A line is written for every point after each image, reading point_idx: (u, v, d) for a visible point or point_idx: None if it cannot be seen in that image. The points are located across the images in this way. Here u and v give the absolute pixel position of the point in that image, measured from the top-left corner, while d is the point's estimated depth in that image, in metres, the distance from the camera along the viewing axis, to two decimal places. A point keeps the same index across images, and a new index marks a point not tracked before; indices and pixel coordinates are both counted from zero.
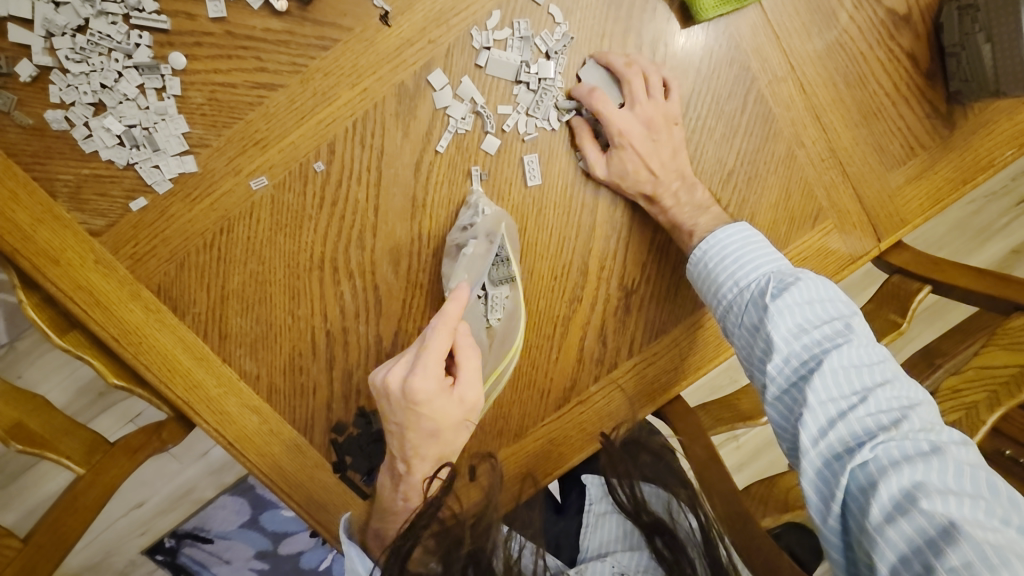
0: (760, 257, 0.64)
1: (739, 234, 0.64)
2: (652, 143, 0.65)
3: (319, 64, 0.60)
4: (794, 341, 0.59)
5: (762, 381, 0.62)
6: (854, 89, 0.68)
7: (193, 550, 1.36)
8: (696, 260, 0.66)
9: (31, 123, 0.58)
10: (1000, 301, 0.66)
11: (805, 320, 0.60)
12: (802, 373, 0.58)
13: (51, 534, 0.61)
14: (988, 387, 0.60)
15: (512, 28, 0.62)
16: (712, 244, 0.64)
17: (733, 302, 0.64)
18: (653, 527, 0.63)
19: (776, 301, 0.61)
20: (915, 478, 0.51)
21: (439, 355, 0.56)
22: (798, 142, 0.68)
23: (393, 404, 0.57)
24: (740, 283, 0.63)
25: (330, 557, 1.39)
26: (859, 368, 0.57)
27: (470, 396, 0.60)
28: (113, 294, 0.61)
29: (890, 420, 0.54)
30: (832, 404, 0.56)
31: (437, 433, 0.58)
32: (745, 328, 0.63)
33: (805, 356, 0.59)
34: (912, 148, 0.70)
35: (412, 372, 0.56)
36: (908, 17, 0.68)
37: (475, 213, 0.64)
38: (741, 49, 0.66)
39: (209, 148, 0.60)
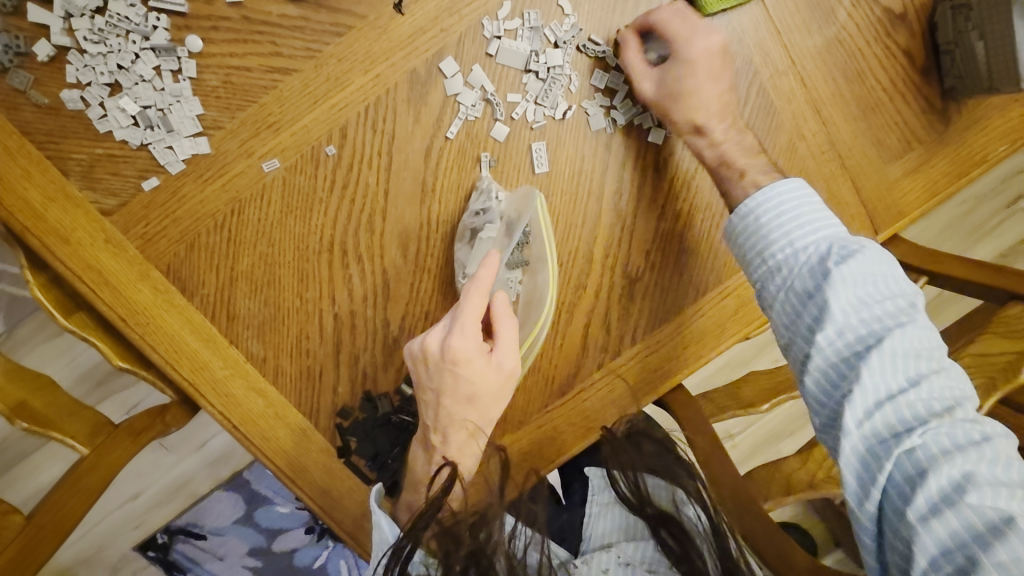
0: (821, 223, 0.63)
1: (797, 194, 0.64)
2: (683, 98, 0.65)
3: (333, 49, 0.61)
4: (855, 312, 0.59)
5: (807, 352, 0.61)
6: (854, 85, 0.70)
7: (185, 546, 1.35)
8: (746, 222, 0.65)
9: (47, 102, 0.58)
10: (995, 290, 0.66)
11: (865, 292, 0.60)
12: (857, 348, 0.58)
13: (54, 514, 0.60)
14: (987, 372, 0.61)
15: (522, 19, 0.63)
16: (766, 203, 0.64)
17: (787, 268, 0.63)
18: (658, 519, 0.65)
19: (839, 268, 0.60)
20: (965, 469, 0.51)
21: (475, 318, 0.58)
22: (799, 134, 0.70)
23: (431, 366, 0.59)
24: (795, 245, 0.63)
25: (325, 554, 1.35)
26: (916, 353, 0.57)
27: (508, 364, 0.60)
28: (122, 274, 0.63)
29: (942, 407, 0.55)
30: (883, 384, 0.57)
31: (474, 398, 0.60)
32: (797, 293, 0.63)
33: (862, 331, 0.59)
34: (909, 142, 0.72)
35: (450, 334, 0.58)
36: (903, 15, 0.70)
37: (489, 197, 0.65)
38: (743, 44, 0.68)
39: (223, 130, 0.61)
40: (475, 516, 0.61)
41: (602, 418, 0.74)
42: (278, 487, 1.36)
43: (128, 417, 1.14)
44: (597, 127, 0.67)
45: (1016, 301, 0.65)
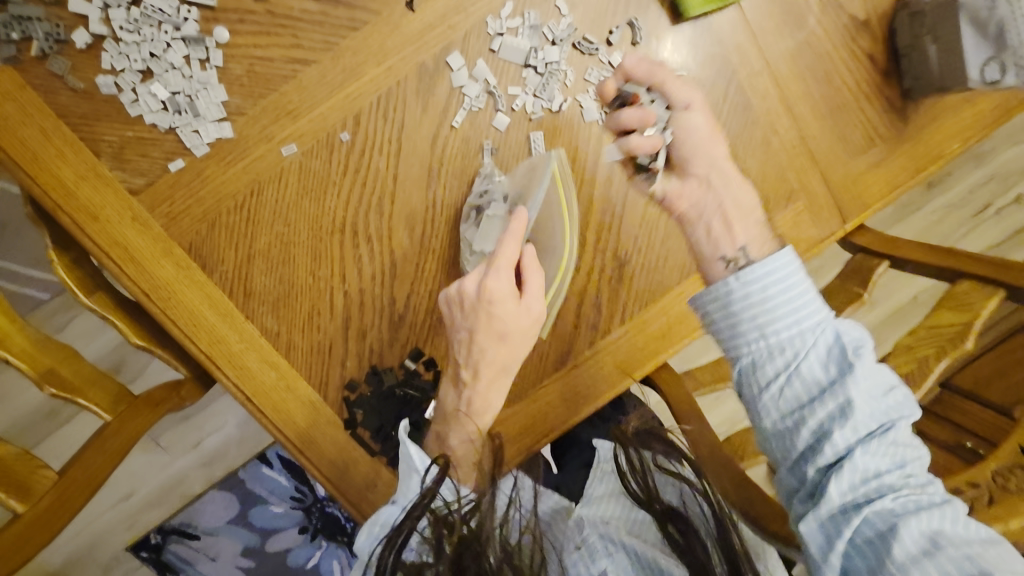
0: (820, 304, 0.59)
1: (788, 269, 0.60)
2: (713, 144, 0.68)
3: (349, 43, 0.66)
4: (869, 404, 0.55)
5: (792, 424, 0.57)
6: (823, 84, 0.77)
7: (179, 546, 1.37)
8: (744, 290, 0.60)
9: (82, 87, 0.63)
10: (947, 271, 0.74)
11: (874, 375, 0.56)
12: (862, 438, 0.55)
13: (81, 472, 0.63)
14: (936, 343, 0.68)
15: (523, 18, 0.69)
16: (749, 277, 0.60)
17: (788, 347, 0.58)
18: (666, 515, 0.68)
19: (855, 362, 0.56)
20: (934, 526, 0.51)
21: (510, 263, 0.64)
22: (773, 129, 0.77)
23: (468, 304, 0.64)
24: (800, 324, 0.58)
25: (318, 555, 1.39)
26: (906, 438, 0.55)
27: (536, 308, 0.66)
28: (146, 250, 0.67)
29: (918, 481, 0.54)
30: (871, 457, 0.54)
31: (506, 334, 0.65)
32: (804, 381, 0.57)
33: (865, 413, 0.54)
34: (873, 138, 0.79)
35: (488, 274, 0.63)
36: (867, 22, 0.77)
37: (489, 179, 0.71)
38: (723, 45, 0.74)
39: (245, 116, 0.66)
40: (470, 505, 0.64)
41: (592, 392, 0.80)
42: (274, 486, 1.38)
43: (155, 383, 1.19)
44: (590, 118, 0.73)
45: (965, 279, 0.71)
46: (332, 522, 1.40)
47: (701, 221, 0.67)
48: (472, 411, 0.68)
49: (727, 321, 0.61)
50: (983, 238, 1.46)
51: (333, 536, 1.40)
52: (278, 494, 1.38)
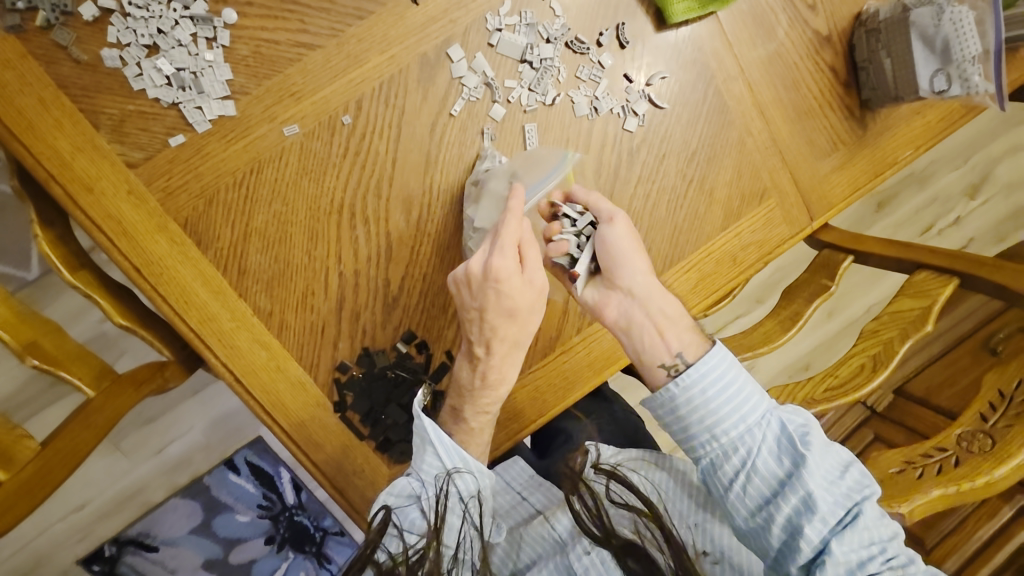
0: (759, 396, 0.65)
1: (730, 363, 0.66)
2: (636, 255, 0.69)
3: (354, 30, 0.69)
4: (828, 494, 0.60)
5: (766, 521, 0.62)
6: (791, 92, 0.83)
7: (135, 558, 1.30)
8: (686, 395, 0.66)
9: (86, 59, 0.64)
10: (907, 261, 0.83)
11: (828, 466, 0.62)
12: (835, 527, 0.60)
13: (68, 441, 0.62)
14: (900, 324, 0.75)
15: (520, 16, 0.73)
16: (698, 375, 0.65)
17: (741, 445, 0.64)
18: (624, 549, 0.67)
19: (805, 451, 0.62)
20: None
21: (515, 242, 0.66)
22: (747, 131, 0.83)
23: (474, 287, 0.66)
24: (747, 421, 0.64)
25: (285, 566, 1.34)
26: (876, 517, 0.60)
27: (538, 280, 0.68)
28: (140, 224, 0.67)
29: (901, 562, 0.59)
30: (849, 549, 0.58)
31: (514, 312, 0.67)
32: (764, 478, 0.63)
33: (830, 504, 0.60)
34: (836, 143, 0.86)
35: (493, 254, 0.65)
36: (829, 37, 0.84)
37: (493, 161, 0.74)
38: (703, 52, 0.80)
39: (249, 96, 0.68)
40: (415, 557, 0.63)
41: (580, 372, 0.83)
42: (241, 494, 1.34)
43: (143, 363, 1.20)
44: (581, 113, 0.77)
45: (924, 269, 0.80)
46: (301, 531, 1.37)
47: (641, 329, 0.68)
48: (488, 382, 0.70)
49: (679, 424, 0.67)
50: None
51: (301, 546, 1.36)
52: (245, 501, 1.34)
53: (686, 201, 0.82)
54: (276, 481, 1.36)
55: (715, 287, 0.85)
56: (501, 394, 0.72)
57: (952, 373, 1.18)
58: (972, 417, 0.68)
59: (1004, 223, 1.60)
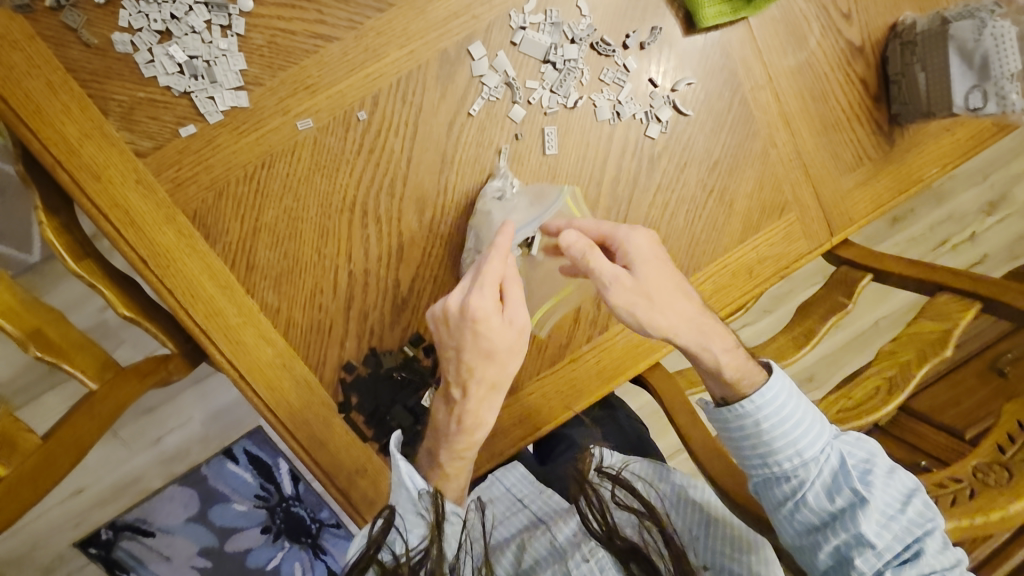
0: (817, 431, 0.69)
1: (794, 399, 0.69)
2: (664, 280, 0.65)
3: (373, 23, 0.66)
4: (880, 528, 0.64)
5: (823, 553, 0.66)
6: (819, 103, 0.81)
7: (131, 543, 1.30)
8: (742, 424, 0.70)
9: (96, 42, 0.62)
10: (928, 283, 0.80)
11: (885, 503, 0.66)
12: (886, 558, 0.64)
13: (72, 432, 0.60)
14: (919, 346, 0.74)
15: (545, 15, 0.71)
16: (762, 408, 0.69)
17: (794, 476, 0.68)
18: (627, 553, 0.69)
19: (858, 488, 0.66)
20: None
21: (496, 280, 0.61)
22: (771, 142, 0.81)
23: (451, 324, 0.62)
24: (802, 454, 0.68)
25: (280, 556, 1.35)
26: (937, 548, 0.63)
27: (520, 319, 0.63)
28: (148, 215, 0.65)
29: None
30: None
31: (493, 354, 0.62)
32: (816, 509, 0.67)
33: (885, 538, 0.64)
34: (861, 158, 0.84)
35: (471, 293, 0.61)
36: (862, 48, 0.81)
37: (505, 182, 0.72)
38: (731, 58, 0.77)
39: (263, 87, 0.65)
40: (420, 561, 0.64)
41: (591, 378, 0.82)
42: (237, 484, 1.34)
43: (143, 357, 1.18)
44: (603, 117, 0.75)
45: (945, 291, 0.78)
46: (296, 522, 1.36)
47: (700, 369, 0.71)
48: (464, 427, 0.66)
49: (737, 450, 0.72)
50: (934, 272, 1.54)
51: (297, 537, 1.36)
52: (241, 492, 1.34)
53: (704, 212, 0.80)
54: (274, 471, 1.35)
55: (729, 301, 0.83)
56: (478, 438, 0.67)
57: (955, 394, 1.15)
58: (990, 447, 0.66)
59: (1018, 241, 1.58)
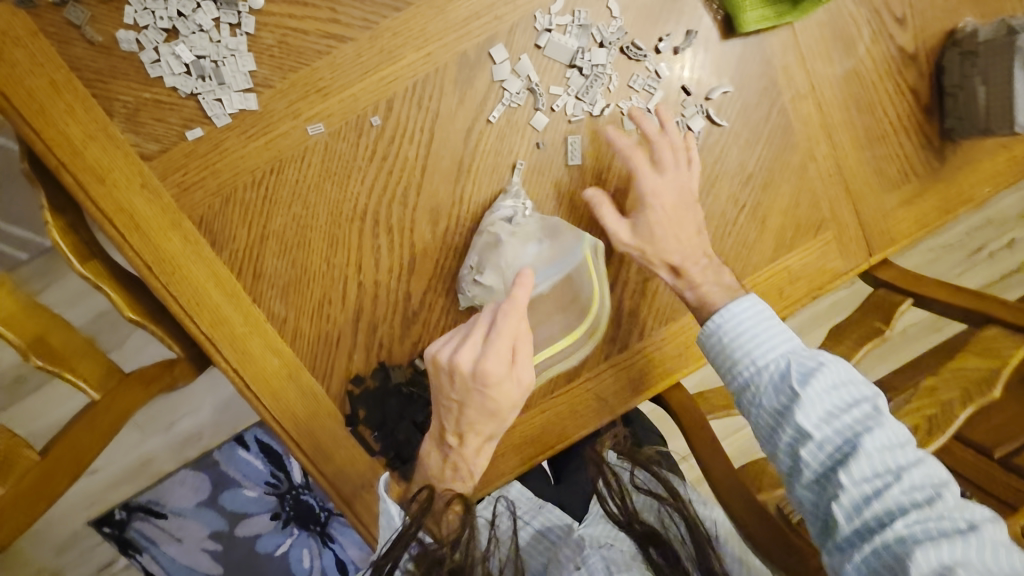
0: (772, 339, 0.67)
1: (753, 311, 0.68)
2: (681, 214, 0.69)
3: (389, 23, 0.63)
4: (825, 426, 0.61)
5: (790, 466, 0.63)
6: (865, 115, 0.76)
7: (144, 524, 1.31)
8: (706, 336, 0.70)
9: (101, 40, 0.59)
10: (975, 314, 0.74)
11: (833, 406, 0.62)
12: (834, 456, 0.60)
13: (67, 450, 0.60)
14: (961, 384, 0.68)
15: (573, 16, 0.67)
16: (725, 319, 0.68)
17: (748, 382, 0.67)
18: (647, 538, 0.68)
19: (801, 386, 0.62)
20: (952, 558, 0.51)
21: (510, 340, 0.59)
22: (811, 156, 0.75)
23: (457, 382, 0.59)
24: (755, 361, 0.66)
25: (289, 542, 1.34)
26: (891, 446, 0.59)
27: (528, 378, 0.62)
28: (153, 220, 0.63)
29: (924, 498, 0.56)
30: (864, 486, 0.57)
31: (496, 413, 0.62)
32: (767, 410, 0.65)
33: (838, 442, 0.60)
34: (907, 174, 0.78)
35: (485, 355, 0.58)
36: (915, 56, 0.75)
37: (515, 204, 0.69)
38: (772, 65, 0.72)
39: (273, 89, 0.62)
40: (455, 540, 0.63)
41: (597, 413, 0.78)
42: (248, 470, 1.33)
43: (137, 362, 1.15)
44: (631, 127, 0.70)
45: (992, 325, 0.72)
46: (306, 510, 1.36)
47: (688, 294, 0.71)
48: (460, 474, 0.66)
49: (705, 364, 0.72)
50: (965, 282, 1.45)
51: (306, 524, 1.35)
52: (252, 478, 1.33)
53: (734, 227, 0.75)
54: (284, 459, 1.35)
55: None
56: (478, 474, 0.67)
57: None
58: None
59: None
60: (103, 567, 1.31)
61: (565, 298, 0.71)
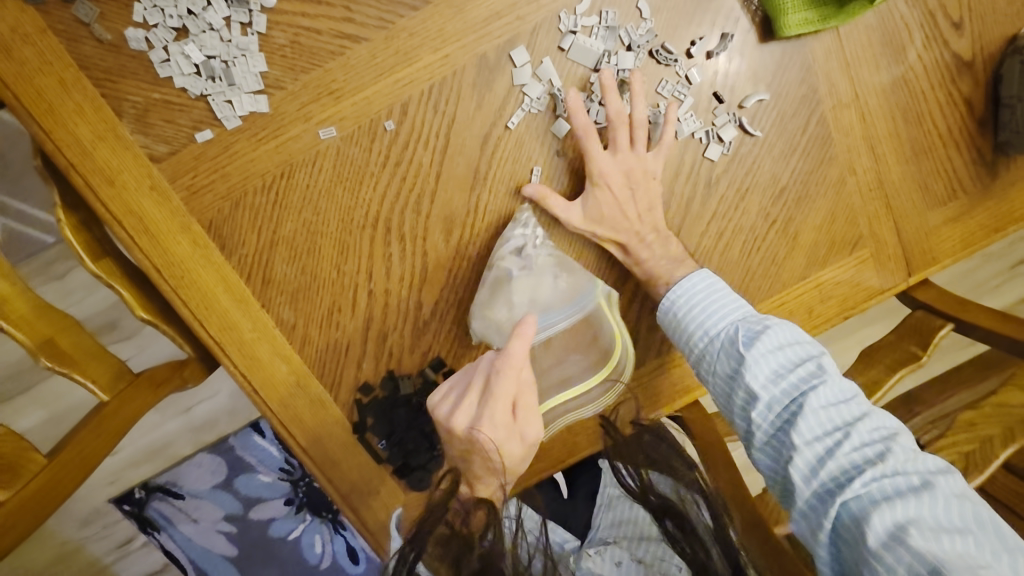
0: (721, 305, 0.65)
1: (703, 282, 0.66)
2: (628, 191, 0.66)
3: (406, 23, 0.60)
4: (772, 386, 0.61)
5: (745, 429, 0.63)
6: (911, 126, 0.70)
7: (161, 504, 1.33)
8: (664, 314, 0.68)
9: (110, 39, 0.57)
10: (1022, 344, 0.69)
11: (780, 364, 0.61)
12: (783, 417, 0.60)
13: (77, 452, 0.60)
14: (1003, 422, 0.64)
15: (600, 17, 0.63)
16: (679, 294, 0.66)
17: (700, 350, 0.66)
18: (662, 510, 0.62)
19: (748, 349, 0.62)
20: (908, 515, 0.52)
21: (508, 398, 0.56)
22: (850, 169, 0.71)
23: (455, 441, 0.58)
24: (708, 331, 0.65)
25: (301, 528, 1.34)
26: (836, 403, 0.59)
27: (531, 433, 0.58)
28: (163, 223, 0.61)
29: (875, 453, 0.56)
30: (818, 445, 0.57)
31: (500, 472, 0.59)
32: (720, 375, 0.64)
33: (785, 401, 0.60)
34: (955, 191, 0.73)
35: (480, 420, 0.56)
36: (971, 63, 0.70)
37: (525, 237, 0.66)
38: (813, 72, 0.68)
39: (284, 91, 0.60)
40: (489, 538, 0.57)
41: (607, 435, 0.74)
42: (263, 456, 1.34)
43: (141, 367, 1.16)
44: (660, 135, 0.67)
45: None
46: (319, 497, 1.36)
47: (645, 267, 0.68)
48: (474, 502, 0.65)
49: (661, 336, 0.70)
50: (1004, 298, 1.31)
51: (318, 511, 1.35)
52: (267, 464, 1.33)
53: (764, 244, 0.71)
54: None
55: None
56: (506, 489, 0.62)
57: None
58: None
59: None
60: (122, 543, 1.33)
61: (584, 338, 0.67)
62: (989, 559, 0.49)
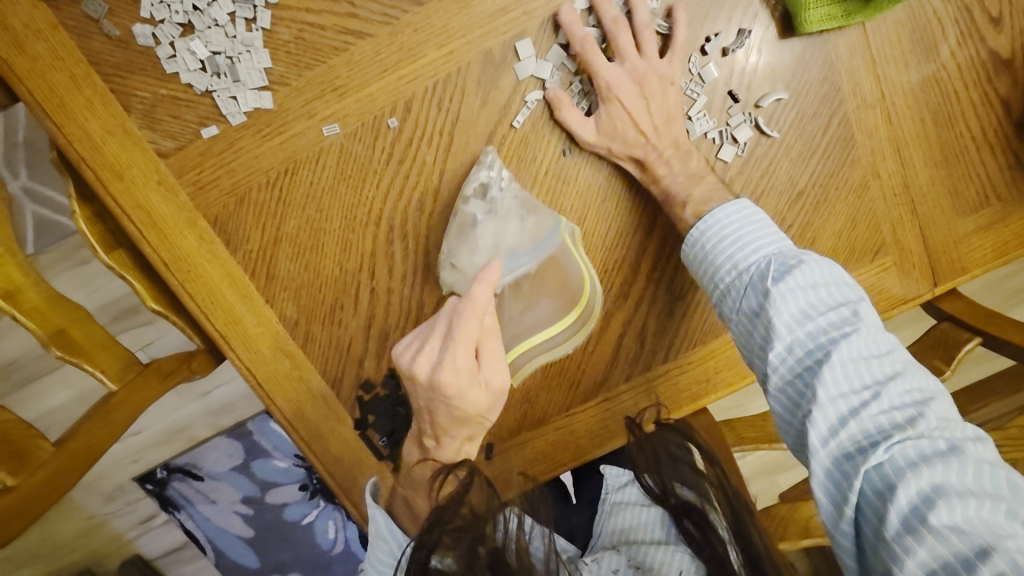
0: (755, 241, 0.62)
1: (739, 212, 0.62)
2: (643, 102, 0.62)
3: (411, 18, 0.59)
4: (799, 328, 0.58)
5: (764, 372, 0.60)
6: (942, 127, 0.67)
7: (182, 484, 1.35)
8: (692, 247, 0.64)
9: (118, 34, 0.58)
10: None
11: (810, 305, 0.58)
12: (806, 360, 0.57)
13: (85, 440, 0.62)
14: None
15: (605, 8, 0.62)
16: (711, 223, 0.62)
17: (726, 287, 0.63)
18: (681, 510, 0.64)
19: (778, 286, 0.59)
20: (935, 481, 0.49)
21: (471, 341, 0.57)
22: (874, 172, 0.67)
23: (421, 391, 0.59)
24: (738, 265, 0.62)
25: (314, 513, 1.37)
26: (867, 355, 0.56)
27: (495, 380, 0.61)
28: (170, 219, 0.62)
29: (905, 417, 0.53)
30: (842, 400, 0.54)
31: (466, 419, 0.61)
32: (745, 313, 0.61)
33: (810, 346, 0.57)
34: (988, 197, 0.69)
35: (442, 364, 0.57)
36: (1010, 61, 0.66)
37: (495, 175, 0.63)
38: (836, 69, 0.64)
39: (288, 87, 0.60)
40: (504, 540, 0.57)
41: (591, 399, 0.73)
42: (278, 441, 1.35)
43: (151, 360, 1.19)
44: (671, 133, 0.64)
45: None
46: None
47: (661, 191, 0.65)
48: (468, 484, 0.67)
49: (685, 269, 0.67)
50: None
51: (331, 498, 1.37)
52: (282, 450, 1.34)
53: None
54: None
55: None
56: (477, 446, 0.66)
57: None
58: None
59: None
60: (143, 521, 1.37)
61: (554, 284, 0.66)
62: (1014, 528, 0.47)
